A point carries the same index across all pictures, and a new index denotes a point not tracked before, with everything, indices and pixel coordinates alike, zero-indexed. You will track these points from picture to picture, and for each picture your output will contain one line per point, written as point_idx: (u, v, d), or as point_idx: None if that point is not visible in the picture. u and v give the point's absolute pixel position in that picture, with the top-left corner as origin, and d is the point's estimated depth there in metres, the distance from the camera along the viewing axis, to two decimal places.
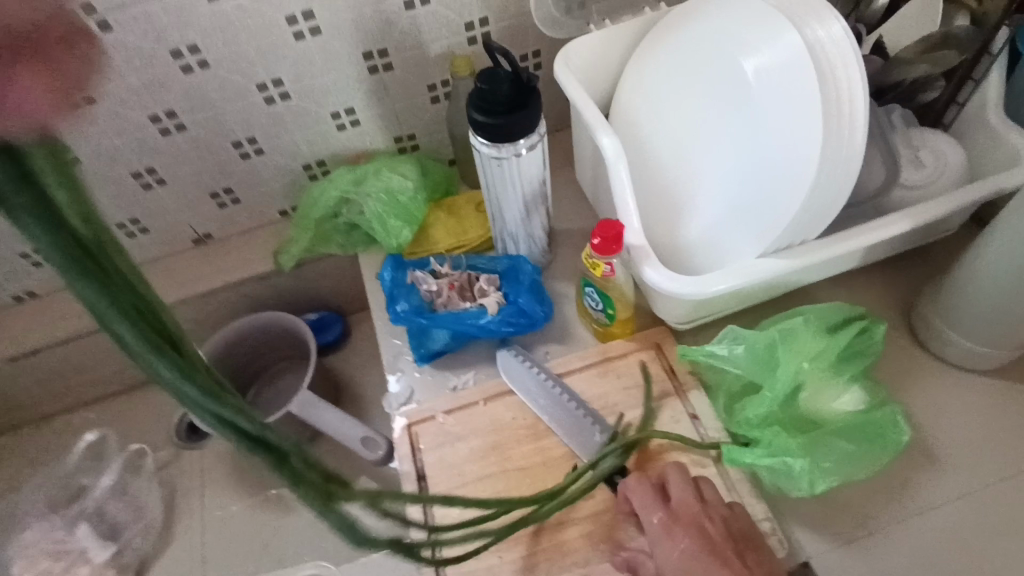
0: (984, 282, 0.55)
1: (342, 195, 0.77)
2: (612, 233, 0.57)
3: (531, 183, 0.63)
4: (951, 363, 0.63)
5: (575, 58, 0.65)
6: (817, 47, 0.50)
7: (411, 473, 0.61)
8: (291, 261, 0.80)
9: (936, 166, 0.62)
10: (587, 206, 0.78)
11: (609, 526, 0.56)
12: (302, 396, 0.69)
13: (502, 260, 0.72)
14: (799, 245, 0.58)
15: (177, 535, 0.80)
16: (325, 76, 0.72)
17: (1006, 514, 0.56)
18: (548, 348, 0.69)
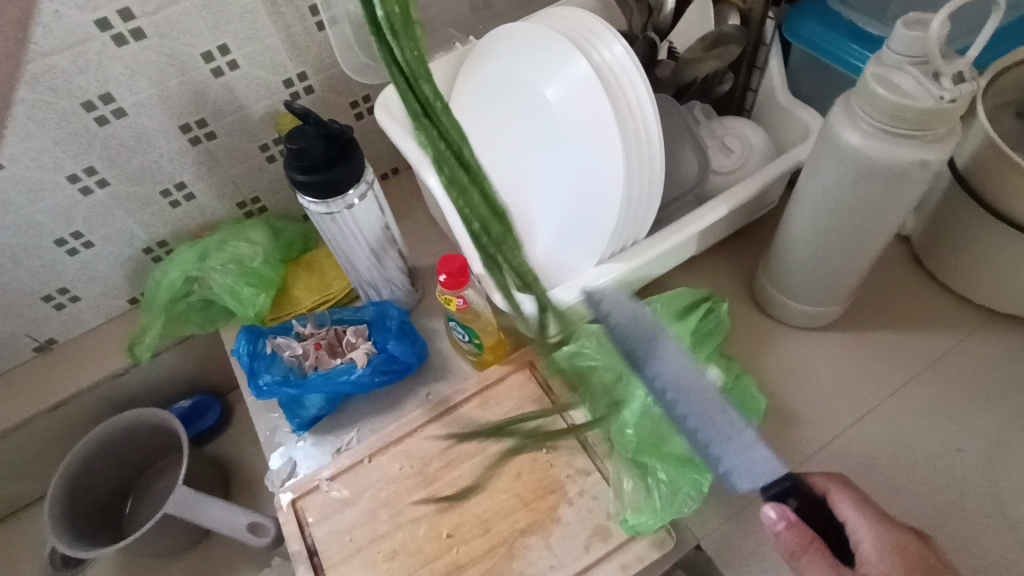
0: (800, 249, 0.61)
1: (186, 274, 0.73)
2: (455, 268, 0.58)
3: (373, 230, 0.63)
4: (795, 325, 0.68)
5: (394, 103, 0.66)
6: (602, 69, 0.53)
7: (302, 552, 0.59)
8: (147, 350, 0.75)
9: (742, 150, 0.68)
10: (445, 239, 0.79)
11: (509, 557, 0.56)
12: (177, 494, 0.65)
13: (368, 308, 0.71)
14: (633, 246, 0.61)
15: None
16: (143, 156, 0.68)
17: (864, 456, 0.61)
18: (428, 388, 0.69)
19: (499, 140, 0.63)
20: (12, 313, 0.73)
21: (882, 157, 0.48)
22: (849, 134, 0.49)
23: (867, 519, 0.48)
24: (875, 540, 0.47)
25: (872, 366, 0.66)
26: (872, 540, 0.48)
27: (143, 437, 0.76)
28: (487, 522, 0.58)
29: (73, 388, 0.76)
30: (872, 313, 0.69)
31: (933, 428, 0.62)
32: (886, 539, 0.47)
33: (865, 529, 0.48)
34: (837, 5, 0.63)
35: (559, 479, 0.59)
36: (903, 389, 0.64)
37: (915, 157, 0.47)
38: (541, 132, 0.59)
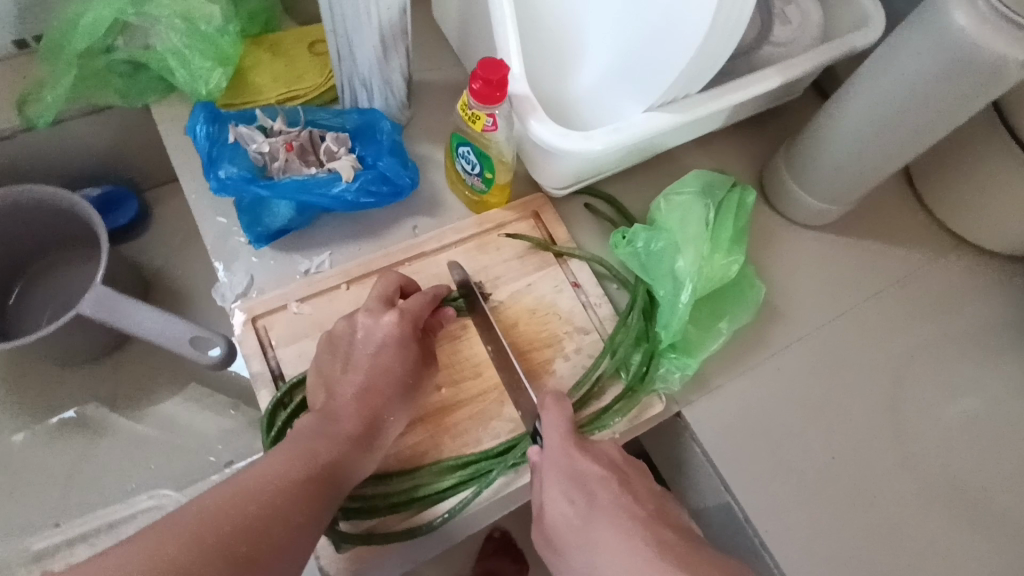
0: (838, 141, 0.58)
1: (112, 16, 0.56)
2: (495, 77, 0.48)
3: (390, 9, 0.51)
4: (796, 222, 0.68)
5: None
6: None
7: (265, 375, 0.52)
8: (46, 113, 0.58)
9: (800, 21, 0.62)
10: (449, 53, 0.67)
11: (501, 403, 0.53)
12: (96, 293, 0.55)
13: (352, 115, 0.60)
14: (685, 99, 0.54)
15: None
16: None
17: (833, 353, 0.63)
18: (416, 221, 0.61)
19: None
20: None
21: (983, 46, 0.45)
22: (960, 13, 0.45)
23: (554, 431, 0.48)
24: (557, 456, 0.47)
25: (849, 271, 0.68)
26: (552, 461, 0.47)
27: (32, 221, 0.63)
28: (480, 369, 0.54)
29: None
30: (860, 223, 0.70)
31: (893, 335, 0.65)
32: (558, 467, 0.46)
33: (554, 453, 0.47)
34: None
35: (556, 334, 0.57)
36: (876, 297, 0.67)
37: (1017, 53, 0.44)
38: None
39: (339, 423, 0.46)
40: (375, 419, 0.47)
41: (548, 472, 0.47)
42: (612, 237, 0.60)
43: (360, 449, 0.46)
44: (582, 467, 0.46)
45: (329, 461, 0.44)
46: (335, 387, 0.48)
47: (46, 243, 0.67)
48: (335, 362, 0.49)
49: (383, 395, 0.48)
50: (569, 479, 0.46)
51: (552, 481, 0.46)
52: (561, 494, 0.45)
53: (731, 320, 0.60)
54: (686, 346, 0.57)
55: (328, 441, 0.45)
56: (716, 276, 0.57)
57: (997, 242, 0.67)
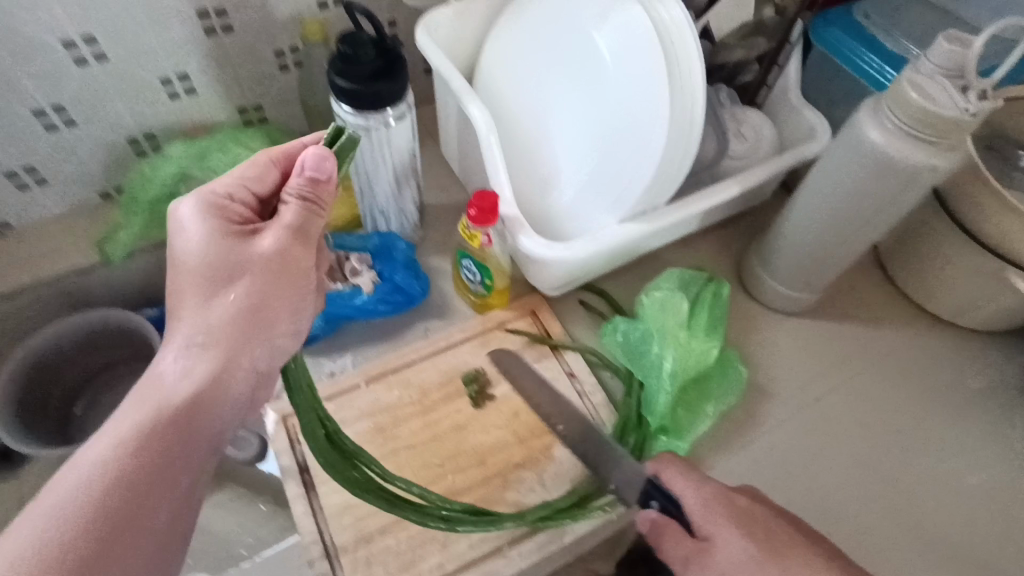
0: (797, 238, 0.65)
1: (179, 170, 0.69)
2: (487, 203, 0.58)
3: (401, 155, 0.62)
4: (774, 309, 0.74)
5: (436, 30, 0.65)
6: (664, 27, 0.53)
7: (292, 468, 0.58)
8: (121, 249, 0.71)
9: (755, 137, 0.72)
10: (455, 180, 0.79)
11: (504, 487, 0.58)
12: None
13: (373, 238, 0.69)
14: (652, 210, 0.63)
15: None
16: (150, 35, 0.62)
17: (825, 429, 0.67)
18: (428, 324, 0.69)
19: (534, 82, 0.64)
20: None
21: (900, 157, 0.53)
22: (875, 132, 0.54)
23: (696, 485, 0.51)
24: (708, 507, 0.50)
25: (833, 352, 0.72)
26: (711, 511, 0.50)
27: (100, 338, 0.73)
28: (488, 453, 0.60)
29: (30, 276, 0.70)
30: (838, 305, 0.76)
31: (880, 409, 0.69)
32: (712, 514, 0.50)
33: (693, 500, 0.51)
34: (861, 17, 0.69)
35: None
36: (859, 374, 0.71)
37: (928, 161, 0.53)
38: (581, 82, 0.60)
39: (175, 336, 0.49)
40: (196, 302, 0.48)
41: (711, 524, 0.50)
42: (602, 329, 0.67)
43: (212, 325, 0.48)
44: (742, 506, 0.50)
45: (174, 381, 0.47)
46: (175, 306, 0.49)
47: (110, 359, 0.76)
48: (172, 283, 0.50)
49: (200, 280, 0.48)
50: (737, 520, 0.49)
51: (714, 526, 0.49)
52: (739, 537, 0.48)
53: (717, 401, 0.64)
54: (675, 429, 0.62)
55: (169, 369, 0.47)
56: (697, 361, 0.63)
57: (968, 318, 0.72)
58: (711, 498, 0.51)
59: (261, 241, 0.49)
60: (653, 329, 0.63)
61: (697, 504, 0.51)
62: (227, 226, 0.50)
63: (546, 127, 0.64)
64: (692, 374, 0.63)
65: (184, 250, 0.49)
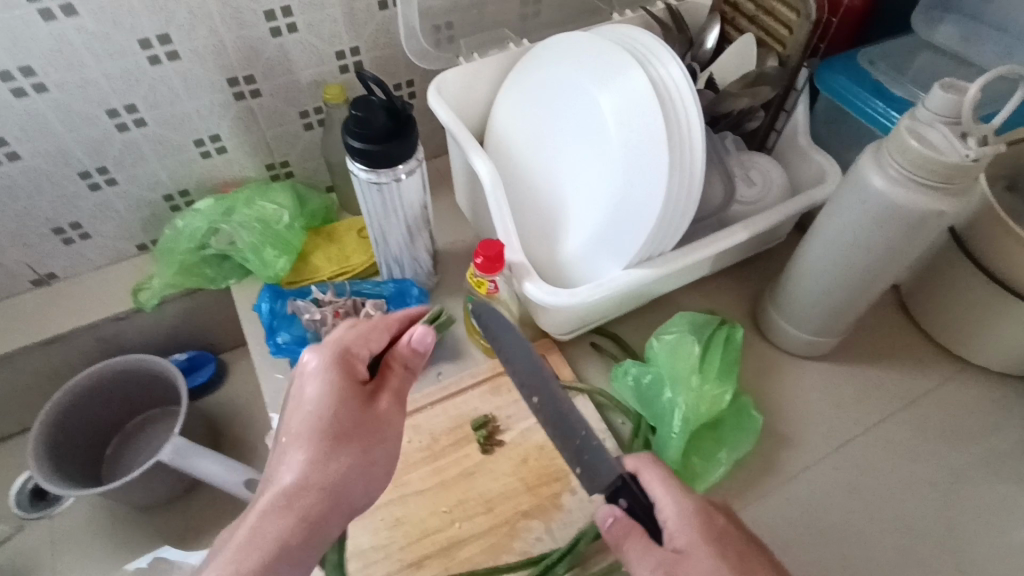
0: (809, 282, 0.65)
1: (209, 226, 0.74)
2: (493, 252, 0.59)
3: (412, 207, 0.64)
4: (793, 353, 0.73)
5: (448, 89, 0.69)
6: (660, 83, 0.56)
7: None
8: (154, 298, 0.75)
9: (763, 182, 0.72)
10: (469, 228, 0.81)
11: (511, 536, 0.58)
12: (174, 443, 0.66)
13: (388, 284, 0.73)
14: (659, 256, 0.63)
15: None
16: (185, 102, 0.68)
17: (848, 478, 0.65)
18: (440, 369, 0.70)
19: (540, 138, 0.66)
20: (22, 240, 0.72)
21: (904, 202, 0.53)
22: (877, 178, 0.54)
23: (675, 494, 0.48)
24: (687, 519, 0.47)
25: (856, 397, 0.70)
26: (688, 522, 0.47)
27: (132, 383, 0.77)
28: (495, 500, 0.60)
29: (70, 324, 0.75)
30: (860, 348, 0.74)
31: (907, 459, 0.66)
32: (695, 530, 0.46)
33: (670, 508, 0.48)
34: (866, 62, 0.70)
35: (563, 469, 0.62)
36: (885, 421, 0.69)
37: (933, 206, 0.52)
38: (584, 137, 0.62)
39: (284, 473, 0.48)
40: (322, 445, 0.48)
41: (685, 536, 0.46)
42: (612, 372, 0.67)
43: (325, 472, 0.48)
44: (718, 524, 0.47)
45: (292, 500, 0.47)
46: (289, 446, 0.49)
47: (141, 402, 0.80)
48: (286, 425, 0.50)
49: (321, 429, 0.49)
50: (714, 539, 0.46)
51: (692, 544, 0.45)
52: (711, 551, 0.45)
53: (731, 449, 0.63)
54: (686, 476, 0.61)
55: (280, 514, 0.46)
56: (709, 406, 0.62)
57: (999, 363, 0.70)
58: (689, 510, 0.47)
59: (381, 404, 0.52)
60: (664, 376, 0.63)
61: (674, 514, 0.47)
62: (353, 381, 0.51)
63: (554, 181, 0.66)
64: (705, 421, 0.63)
65: (308, 395, 0.50)
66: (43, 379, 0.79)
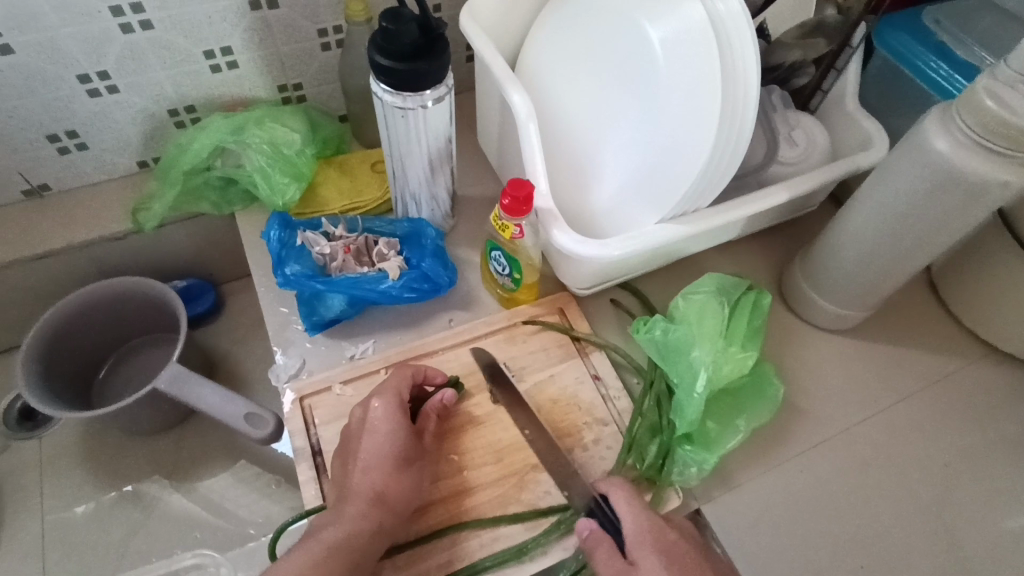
0: (847, 252, 0.61)
1: (216, 145, 0.69)
2: (522, 193, 0.55)
3: (436, 139, 0.60)
4: (817, 325, 0.70)
5: (481, 13, 0.64)
6: (716, 20, 0.51)
7: (305, 450, 0.57)
8: (153, 219, 0.71)
9: (807, 144, 0.68)
10: (490, 171, 0.77)
11: (519, 489, 0.56)
12: (171, 370, 0.63)
13: (402, 223, 0.68)
14: (694, 212, 0.60)
15: (32, 522, 0.75)
16: (195, 5, 0.62)
17: (863, 458, 0.63)
18: (452, 315, 0.67)
19: (579, 74, 0.62)
20: (14, 145, 0.67)
21: (966, 168, 0.50)
22: (942, 141, 0.51)
23: (636, 513, 0.49)
24: (643, 535, 0.48)
25: (877, 376, 0.68)
26: (644, 538, 0.48)
27: (127, 307, 0.74)
28: (505, 451, 0.58)
29: (63, 240, 0.71)
30: (886, 326, 0.72)
31: (925, 443, 0.64)
32: (651, 543, 0.48)
33: (628, 520, 0.49)
34: (931, 22, 0.65)
35: (575, 424, 0.60)
36: (905, 400, 0.67)
37: (998, 174, 0.49)
38: (627, 75, 0.57)
39: (361, 494, 0.52)
40: (385, 479, 0.52)
41: (641, 547, 0.48)
42: (631, 328, 0.64)
43: (393, 489, 0.53)
44: (672, 543, 0.48)
45: (373, 518, 0.51)
46: (360, 461, 0.53)
47: (135, 328, 0.77)
48: (352, 449, 0.54)
49: (394, 458, 0.53)
50: (664, 555, 0.47)
51: (642, 552, 0.47)
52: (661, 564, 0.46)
53: (749, 416, 0.61)
54: (705, 441, 0.59)
55: (360, 525, 0.50)
56: (732, 370, 0.60)
57: None
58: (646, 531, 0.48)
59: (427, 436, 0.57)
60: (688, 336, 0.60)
61: (630, 521, 0.49)
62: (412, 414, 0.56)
63: (591, 124, 0.61)
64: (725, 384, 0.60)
65: (377, 422, 0.54)
66: (32, 295, 0.75)
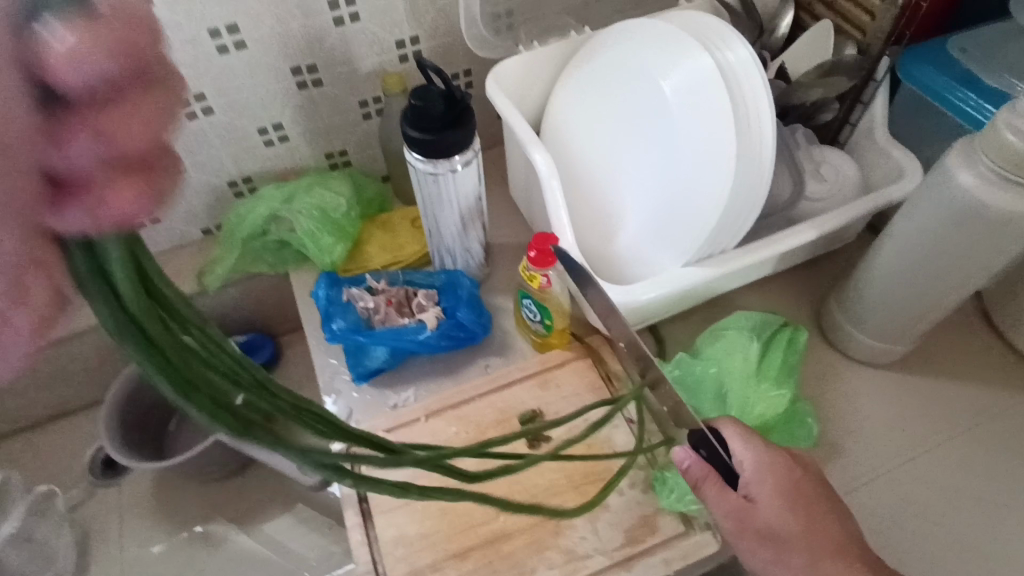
0: (883, 287, 0.60)
1: (270, 213, 0.75)
2: (547, 246, 0.59)
3: (468, 198, 0.64)
4: (860, 359, 0.68)
5: (506, 78, 0.68)
6: (727, 71, 0.54)
7: (352, 496, 0.60)
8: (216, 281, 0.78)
9: (835, 179, 0.68)
10: (522, 220, 0.80)
11: (555, 534, 0.57)
12: (231, 422, 0.68)
13: (439, 275, 0.72)
14: (720, 253, 0.61)
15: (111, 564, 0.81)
16: (251, 91, 0.70)
17: (916, 498, 0.61)
18: (488, 361, 0.70)
19: (598, 129, 0.64)
20: None
21: (992, 202, 0.49)
22: (966, 177, 0.50)
23: (758, 456, 0.50)
24: (762, 473, 0.49)
25: (928, 410, 0.66)
26: (764, 477, 0.49)
27: None
28: (541, 496, 0.59)
29: None
30: (936, 358, 0.69)
31: (985, 482, 0.61)
32: (771, 480, 0.49)
33: (744, 454, 0.50)
34: (957, 50, 0.64)
35: (611, 469, 0.60)
36: (959, 437, 0.64)
37: None
38: (643, 127, 0.60)
39: None
40: None
41: (760, 487, 0.49)
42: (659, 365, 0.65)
43: None
44: (798, 482, 0.49)
45: None
46: None
47: None
48: None
49: None
50: (784, 494, 0.48)
51: (761, 490, 0.49)
52: (779, 508, 0.48)
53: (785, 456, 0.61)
54: None
55: None
56: (765, 408, 0.60)
57: None
58: (768, 473, 0.49)
59: None
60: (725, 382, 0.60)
61: (749, 456, 0.50)
62: None
63: (612, 171, 0.63)
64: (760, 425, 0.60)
65: None
66: (112, 353, 0.83)
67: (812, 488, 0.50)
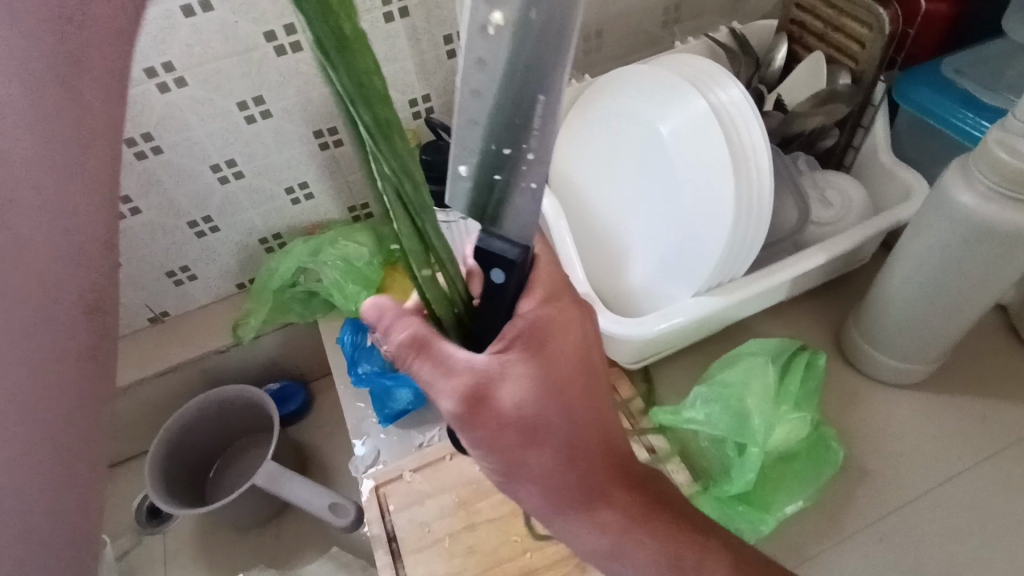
0: (897, 307, 0.60)
1: (298, 266, 0.80)
2: None
3: None
4: (884, 380, 0.68)
5: None
6: (720, 110, 0.57)
7: (381, 536, 0.62)
8: (250, 332, 0.82)
9: (842, 203, 0.69)
10: None
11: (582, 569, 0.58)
12: (267, 468, 0.71)
13: None
14: (730, 281, 0.63)
15: None
16: (277, 155, 0.75)
17: (952, 522, 0.59)
18: None
19: (602, 171, 0.67)
20: (141, 283, 0.81)
21: (994, 219, 0.50)
22: (966, 196, 0.51)
23: (543, 327, 0.43)
24: (544, 359, 0.43)
25: (959, 430, 0.64)
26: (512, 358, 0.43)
27: (232, 410, 0.85)
28: None
29: (180, 357, 0.83)
30: (963, 375, 0.68)
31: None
32: (553, 371, 0.44)
33: (555, 338, 0.44)
34: (952, 72, 0.66)
35: None
36: (994, 457, 0.62)
37: None
38: (645, 167, 0.63)
39: None
40: None
41: (519, 365, 0.43)
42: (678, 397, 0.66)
43: None
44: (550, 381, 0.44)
45: None
46: None
47: (238, 428, 0.87)
48: None
49: None
50: (523, 386, 0.43)
51: (526, 374, 0.43)
52: (546, 394, 0.44)
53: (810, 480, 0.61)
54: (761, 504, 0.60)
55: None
56: (787, 433, 0.61)
57: None
58: (547, 342, 0.44)
59: None
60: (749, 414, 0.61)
61: (563, 346, 0.44)
62: None
63: (619, 210, 0.66)
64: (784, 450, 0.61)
65: None
66: (156, 406, 0.87)
67: (604, 397, 0.47)
